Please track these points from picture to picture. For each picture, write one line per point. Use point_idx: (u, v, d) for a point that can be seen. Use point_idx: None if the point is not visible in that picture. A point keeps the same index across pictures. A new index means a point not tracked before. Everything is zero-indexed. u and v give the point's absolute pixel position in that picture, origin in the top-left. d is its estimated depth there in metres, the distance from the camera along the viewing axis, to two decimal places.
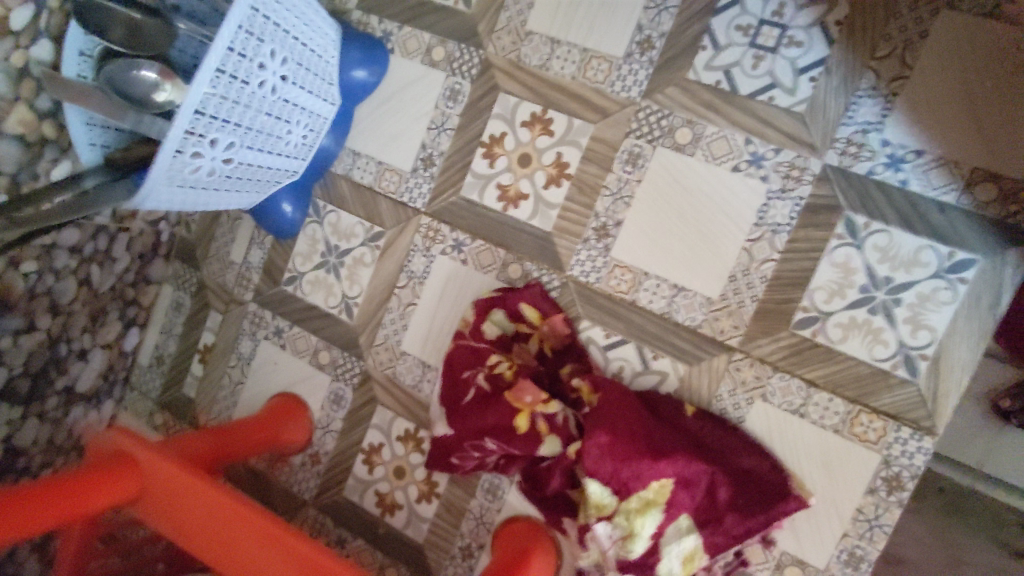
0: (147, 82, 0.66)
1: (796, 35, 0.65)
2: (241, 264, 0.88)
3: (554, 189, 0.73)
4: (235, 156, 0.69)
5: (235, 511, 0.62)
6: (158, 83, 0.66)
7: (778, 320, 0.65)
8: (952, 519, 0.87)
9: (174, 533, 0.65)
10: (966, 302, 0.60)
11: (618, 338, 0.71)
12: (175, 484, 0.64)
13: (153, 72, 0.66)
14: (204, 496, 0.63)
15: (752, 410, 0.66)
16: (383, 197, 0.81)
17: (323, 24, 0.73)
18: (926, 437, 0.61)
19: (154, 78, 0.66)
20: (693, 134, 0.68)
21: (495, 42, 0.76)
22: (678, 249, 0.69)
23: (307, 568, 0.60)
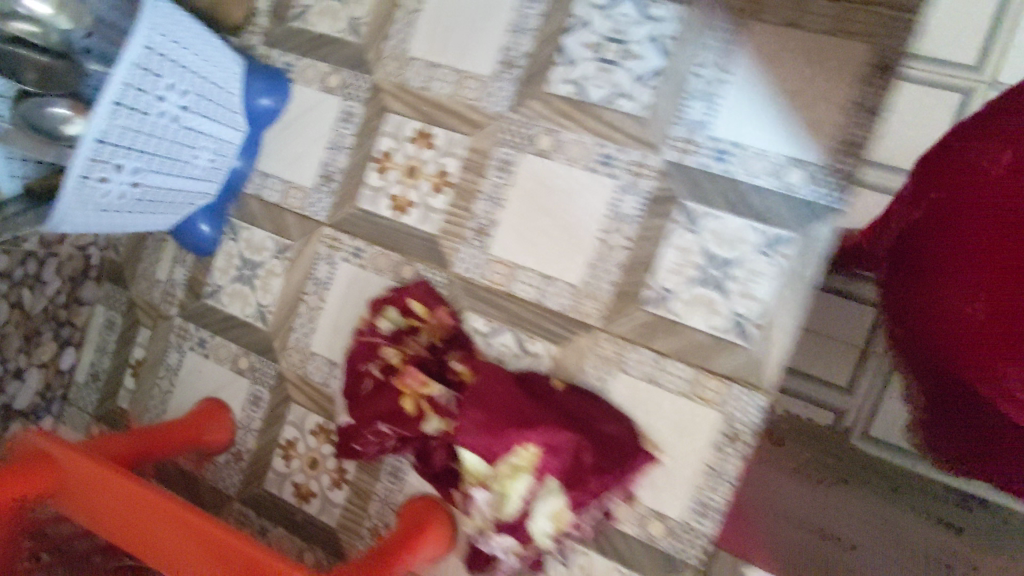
0: (59, 117, 0.73)
1: (635, 48, 0.73)
2: (166, 282, 0.95)
3: (437, 197, 0.81)
4: (143, 180, 0.76)
5: (147, 502, 0.69)
6: (68, 118, 0.73)
7: (631, 301, 0.73)
8: (861, 489, 0.75)
9: (89, 524, 0.71)
10: (785, 273, 0.68)
11: (498, 325, 0.79)
12: (91, 479, 0.71)
13: (63, 108, 0.73)
14: (118, 488, 0.70)
15: (615, 381, 0.74)
16: (290, 212, 0.88)
17: (224, 58, 0.81)
18: (757, 395, 0.69)
19: (64, 113, 0.73)
20: (553, 141, 0.76)
21: (383, 68, 0.84)
22: (544, 243, 0.77)
23: (209, 546, 0.67)
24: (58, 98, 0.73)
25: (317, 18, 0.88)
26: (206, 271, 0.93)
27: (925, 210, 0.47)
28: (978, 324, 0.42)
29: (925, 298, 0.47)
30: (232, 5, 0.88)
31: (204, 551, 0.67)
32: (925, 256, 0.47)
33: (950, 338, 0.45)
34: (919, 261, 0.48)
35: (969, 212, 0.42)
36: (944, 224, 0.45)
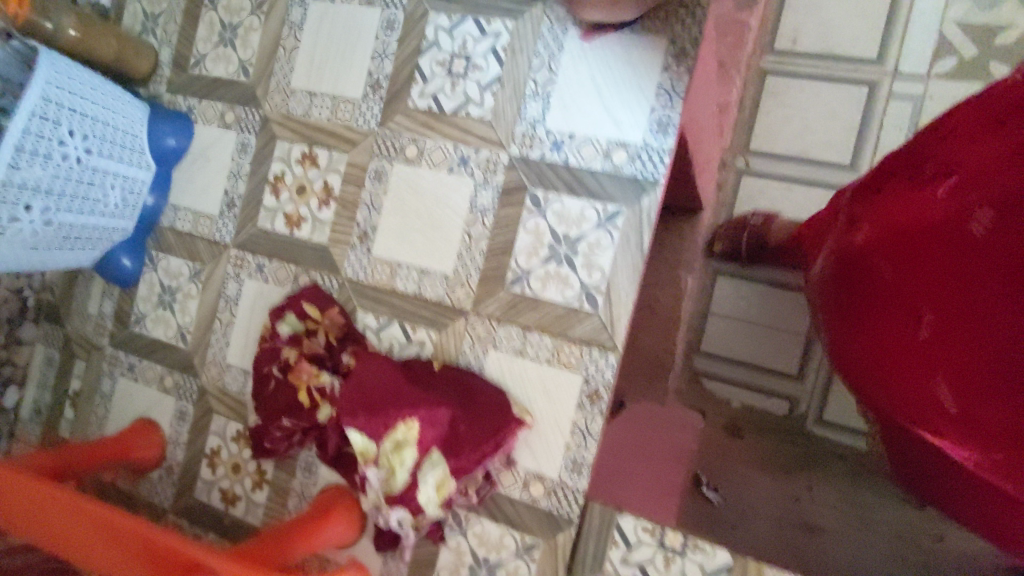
0: None
1: (477, 62, 0.83)
2: (97, 315, 1.03)
3: (325, 209, 0.90)
4: (54, 218, 0.85)
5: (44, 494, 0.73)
6: None
7: (496, 283, 0.81)
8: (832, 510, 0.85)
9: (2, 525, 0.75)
10: (621, 243, 0.77)
11: (386, 319, 0.86)
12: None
13: None
14: (20, 487, 0.74)
15: (489, 358, 0.81)
16: (200, 238, 0.97)
17: (127, 106, 0.93)
18: (610, 353, 0.76)
19: None
20: (417, 150, 0.86)
21: (270, 101, 0.94)
22: (419, 240, 0.85)
23: (98, 525, 0.70)
24: None
25: (212, 64, 0.98)
26: (132, 301, 1.01)
27: (864, 241, 0.64)
28: (918, 341, 0.58)
29: (870, 316, 0.64)
30: (135, 59, 0.98)
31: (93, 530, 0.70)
32: (863, 276, 0.64)
33: (882, 353, 0.63)
34: (864, 281, 0.64)
35: (920, 236, 0.57)
36: (887, 252, 0.60)
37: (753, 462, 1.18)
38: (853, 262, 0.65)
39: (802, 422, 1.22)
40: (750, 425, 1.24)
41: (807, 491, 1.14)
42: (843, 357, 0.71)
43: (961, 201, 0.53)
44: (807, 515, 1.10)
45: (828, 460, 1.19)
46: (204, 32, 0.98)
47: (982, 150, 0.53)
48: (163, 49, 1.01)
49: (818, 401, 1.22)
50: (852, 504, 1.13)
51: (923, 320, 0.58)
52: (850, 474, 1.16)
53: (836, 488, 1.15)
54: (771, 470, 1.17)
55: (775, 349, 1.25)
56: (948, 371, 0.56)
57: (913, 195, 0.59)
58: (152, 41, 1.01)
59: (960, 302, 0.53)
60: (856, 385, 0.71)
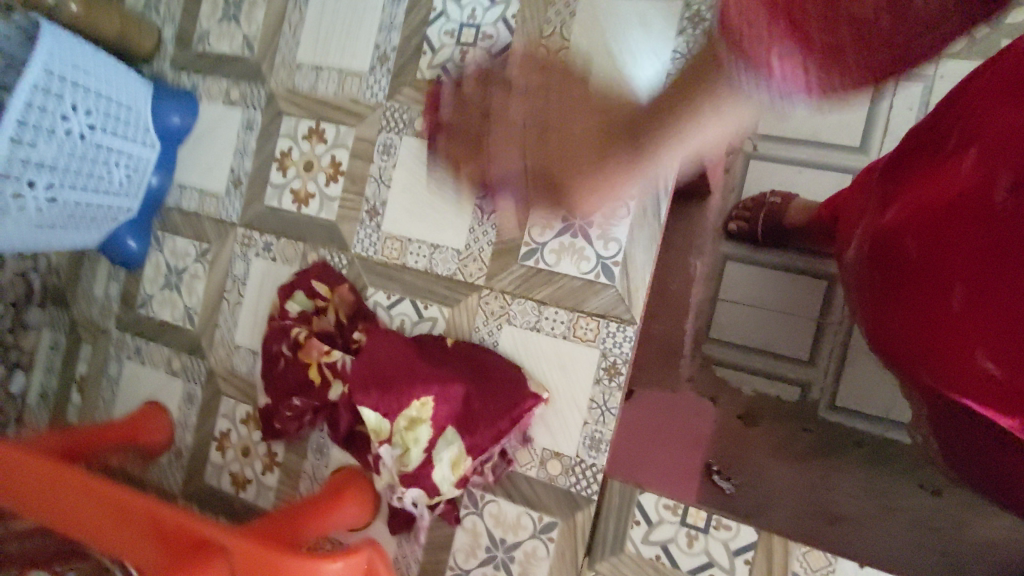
0: None
1: (487, 31, 0.82)
2: (103, 298, 1.02)
3: (333, 185, 0.88)
4: (60, 196, 0.83)
5: (53, 471, 0.71)
6: None
7: (509, 256, 0.79)
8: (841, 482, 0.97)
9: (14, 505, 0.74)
10: (637, 213, 0.75)
11: (397, 296, 0.84)
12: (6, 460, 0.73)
13: None
14: (29, 465, 0.72)
15: (503, 334, 0.79)
16: (206, 218, 0.95)
17: (130, 83, 0.91)
18: (628, 326, 0.74)
19: None
20: (427, 122, 0.84)
21: (275, 77, 0.92)
22: (429, 215, 0.83)
23: (109, 503, 0.68)
24: None
25: (216, 40, 0.96)
26: (138, 282, 0.99)
27: (894, 221, 0.56)
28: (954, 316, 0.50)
29: (904, 298, 0.56)
30: (140, 36, 0.96)
31: (104, 509, 0.68)
32: (890, 256, 0.57)
33: (916, 335, 0.56)
34: (893, 262, 0.57)
35: (940, 212, 0.49)
36: (911, 231, 0.53)
37: (764, 447, 1.00)
38: (884, 246, 0.57)
39: (814, 407, 1.08)
40: (770, 413, 1.07)
41: (825, 484, 0.96)
42: (887, 348, 0.63)
43: (983, 171, 0.46)
44: (828, 505, 0.94)
45: (849, 450, 1.02)
46: (207, 8, 0.97)
47: (1002, 116, 0.46)
48: (167, 27, 0.99)
49: (832, 388, 1.08)
50: (873, 489, 0.95)
51: (954, 295, 0.50)
52: (873, 462, 1.00)
53: (859, 483, 0.96)
54: (781, 454, 1.00)
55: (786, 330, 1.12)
56: (987, 344, 0.47)
57: (941, 170, 0.51)
58: (156, 19, 1.00)
59: (999, 272, 0.45)
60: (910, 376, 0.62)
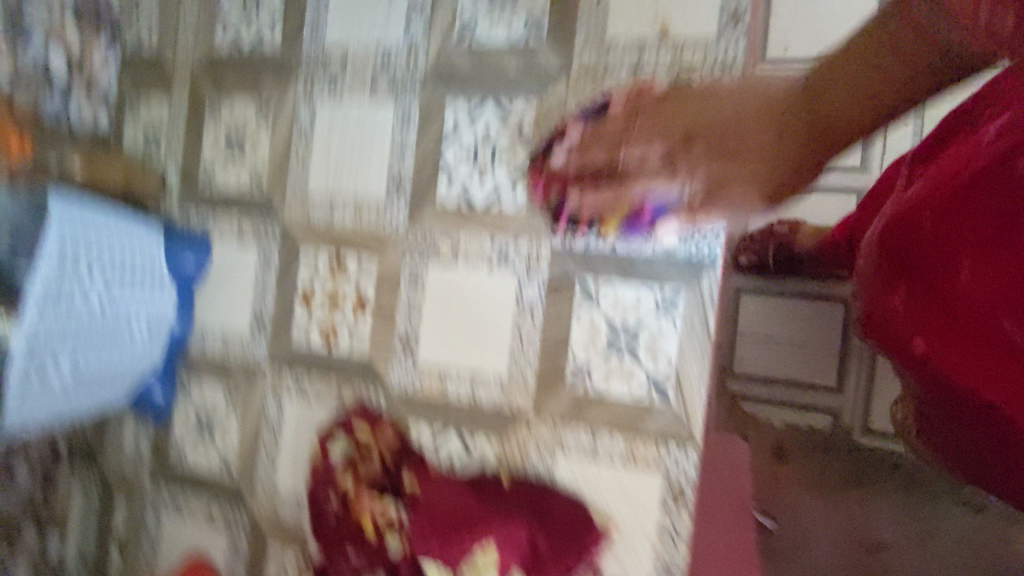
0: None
1: (503, 150, 0.80)
2: (134, 450, 0.99)
3: (361, 320, 0.86)
4: (85, 368, 0.81)
5: None
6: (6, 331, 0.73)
7: (556, 383, 0.76)
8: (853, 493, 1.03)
9: None
10: (685, 328, 0.72)
11: (441, 431, 0.81)
12: None
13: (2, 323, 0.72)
14: None
15: (558, 464, 0.77)
16: (232, 361, 0.93)
17: (142, 235, 0.88)
18: (690, 449, 0.71)
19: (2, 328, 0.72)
20: (452, 248, 0.82)
21: (288, 212, 0.90)
22: (465, 343, 0.81)
23: None
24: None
25: (224, 176, 0.94)
26: (168, 431, 0.97)
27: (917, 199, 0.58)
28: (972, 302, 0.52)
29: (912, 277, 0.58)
30: (145, 179, 0.96)
31: None
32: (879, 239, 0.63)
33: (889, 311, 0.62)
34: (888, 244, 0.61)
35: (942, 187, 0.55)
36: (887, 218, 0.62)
37: (810, 486, 1.04)
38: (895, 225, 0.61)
39: (849, 436, 1.06)
40: (797, 448, 1.07)
41: (864, 512, 1.02)
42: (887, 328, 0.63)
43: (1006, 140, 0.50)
44: (858, 530, 1.02)
45: (885, 479, 1.03)
46: (210, 144, 0.95)
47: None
48: (170, 166, 0.98)
49: (862, 415, 1.06)
50: (917, 518, 1.00)
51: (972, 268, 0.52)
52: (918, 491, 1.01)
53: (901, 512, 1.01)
54: (829, 496, 1.04)
55: (810, 364, 1.08)
56: (967, 325, 0.53)
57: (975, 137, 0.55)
58: (158, 159, 0.98)
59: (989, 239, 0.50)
60: (902, 362, 0.64)
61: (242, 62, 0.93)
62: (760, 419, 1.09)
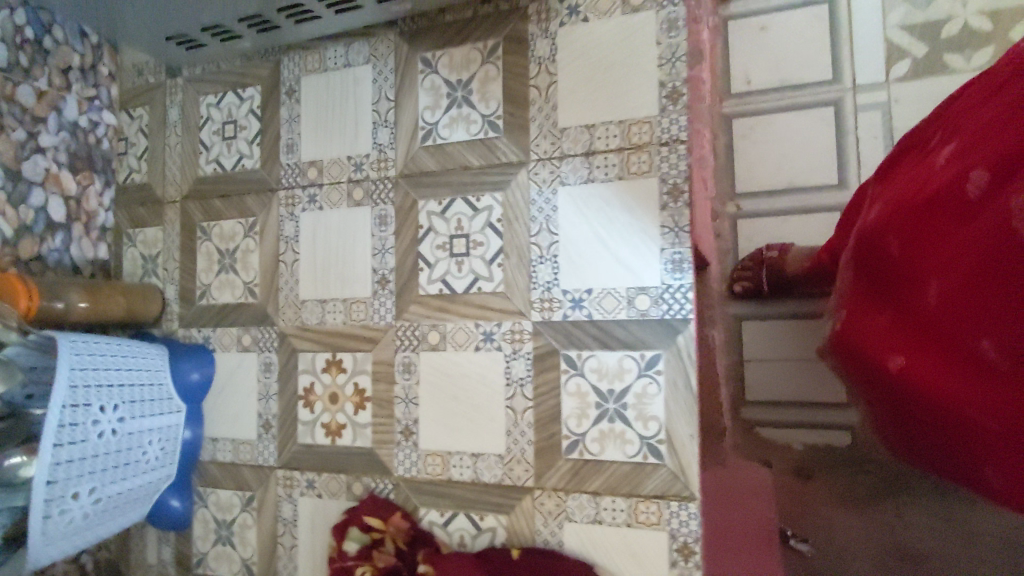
0: (15, 465, 0.74)
1: (476, 237, 0.85)
2: (158, 564, 1.02)
3: (362, 412, 0.89)
4: (101, 494, 0.84)
5: None
6: (24, 462, 0.75)
7: (553, 453, 0.79)
8: (879, 504, 1.07)
9: None
10: (668, 387, 0.75)
11: (450, 512, 0.84)
12: None
13: (19, 455, 0.75)
14: None
15: (566, 533, 0.78)
16: (244, 466, 0.96)
17: (148, 359, 0.93)
18: (690, 504, 0.73)
19: (20, 459, 0.74)
20: (440, 333, 0.86)
21: (283, 317, 0.95)
22: (462, 424, 0.84)
23: None
24: (10, 448, 0.74)
25: (219, 291, 1.00)
26: (189, 541, 1.00)
27: (884, 222, 0.73)
28: (931, 308, 0.66)
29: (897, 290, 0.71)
30: (146, 306, 1.00)
31: None
32: (867, 258, 0.76)
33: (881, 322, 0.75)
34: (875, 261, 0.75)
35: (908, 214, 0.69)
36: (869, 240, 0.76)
37: (839, 501, 1.08)
38: (870, 246, 0.76)
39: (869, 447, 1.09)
40: (819, 464, 1.11)
41: (898, 520, 1.06)
42: (869, 336, 0.77)
43: (956, 169, 0.64)
44: (891, 538, 1.06)
45: (910, 484, 1.06)
46: (203, 261, 1.01)
47: (976, 123, 0.64)
48: (168, 287, 1.04)
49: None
50: (948, 519, 1.05)
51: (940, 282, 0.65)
52: (942, 490, 1.05)
53: (929, 513, 1.05)
54: (858, 506, 1.08)
55: (817, 381, 1.11)
56: (943, 329, 0.65)
57: (924, 168, 0.70)
58: (156, 282, 1.05)
59: (935, 253, 0.65)
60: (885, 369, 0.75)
61: (229, 184, 1.00)
62: (777, 442, 1.12)
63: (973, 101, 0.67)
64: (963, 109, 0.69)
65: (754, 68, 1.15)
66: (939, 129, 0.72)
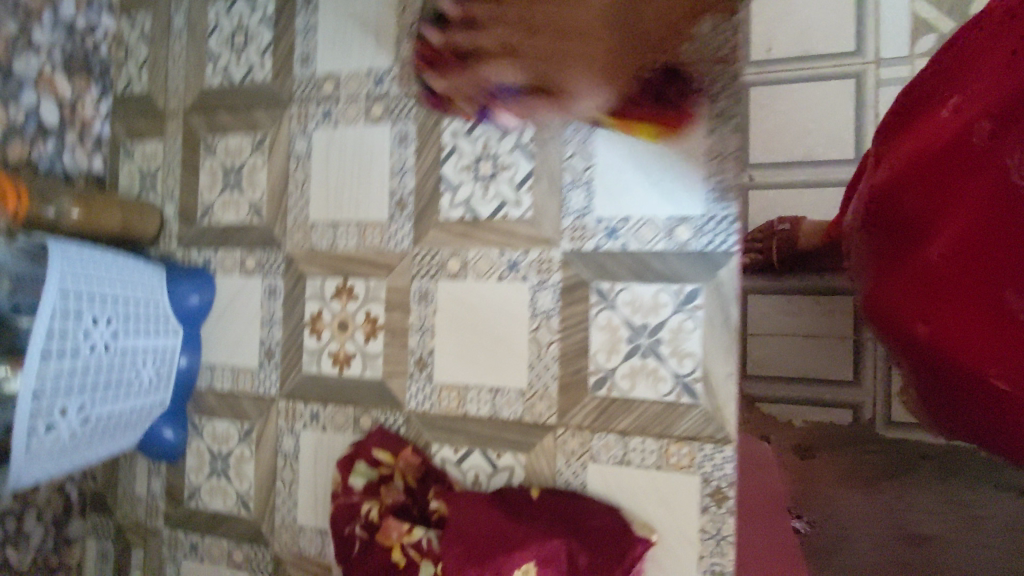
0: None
1: (505, 159, 0.79)
2: (147, 496, 0.96)
3: (373, 341, 0.84)
4: (91, 413, 0.79)
5: None
6: (9, 374, 0.70)
7: (578, 389, 0.75)
8: (889, 485, 1.15)
9: None
10: (708, 324, 0.70)
11: (465, 449, 0.79)
12: None
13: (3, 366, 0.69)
14: None
15: (589, 473, 0.74)
16: (244, 395, 0.91)
17: (144, 277, 0.87)
18: (725, 447, 0.69)
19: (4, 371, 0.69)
20: (460, 261, 0.80)
21: (290, 239, 0.89)
22: (482, 357, 0.79)
23: None
24: None
25: (223, 210, 0.93)
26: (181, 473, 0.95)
27: (894, 174, 0.67)
28: (933, 265, 0.62)
29: (903, 249, 0.67)
30: (143, 223, 0.94)
31: None
32: (888, 210, 0.69)
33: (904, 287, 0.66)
34: (888, 213, 0.69)
35: (919, 164, 0.63)
36: (909, 180, 0.64)
37: (855, 485, 1.17)
38: (890, 201, 0.68)
39: (875, 428, 1.18)
40: (826, 443, 1.20)
41: (902, 503, 1.14)
42: (889, 305, 0.70)
43: (962, 118, 0.58)
44: (908, 526, 1.14)
45: (918, 465, 1.15)
46: (206, 178, 0.95)
47: (974, 74, 0.58)
48: (167, 205, 0.97)
49: (885, 407, 1.18)
50: (951, 504, 1.12)
51: (938, 241, 0.62)
52: (946, 472, 1.14)
53: (936, 495, 1.13)
54: (873, 487, 1.16)
55: (821, 356, 1.21)
56: (938, 305, 0.63)
57: (927, 119, 0.64)
58: (154, 199, 0.98)
59: (954, 200, 0.59)
60: (900, 341, 0.71)
61: (236, 97, 0.93)
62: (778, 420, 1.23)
63: (962, 48, 0.61)
64: (959, 46, 0.62)
65: (779, 39, 1.23)
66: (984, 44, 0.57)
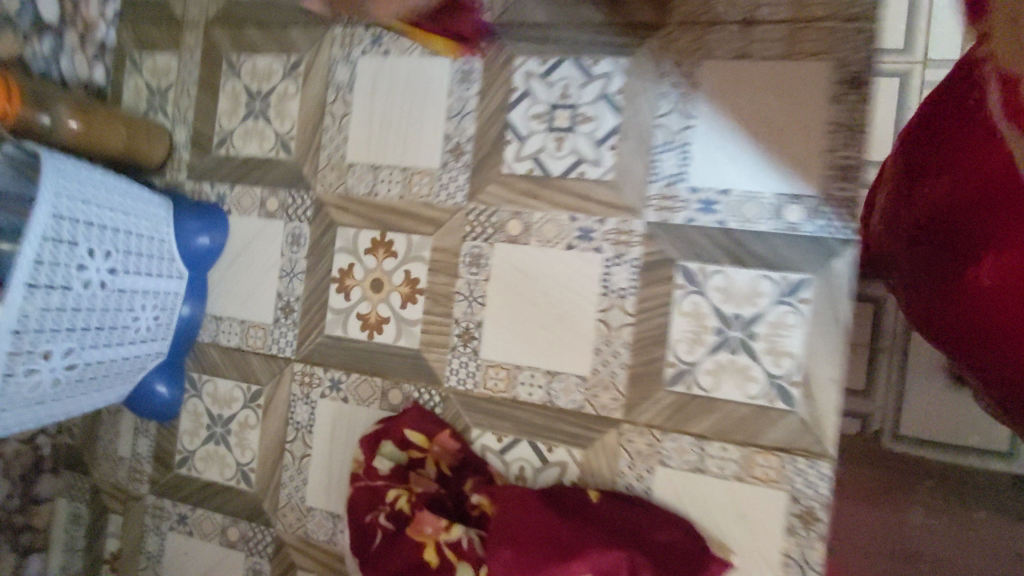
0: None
1: (586, 110, 0.68)
2: (131, 458, 0.85)
3: (411, 306, 0.73)
4: (80, 359, 0.67)
5: None
6: None
7: (652, 383, 0.65)
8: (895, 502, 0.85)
9: None
10: (814, 320, 0.61)
11: (510, 438, 0.70)
12: None
13: None
14: None
15: (656, 477, 0.65)
16: (253, 354, 0.80)
17: (149, 208, 0.75)
18: (821, 463, 0.60)
19: None
20: (522, 224, 0.69)
21: (322, 181, 0.77)
22: (539, 336, 0.69)
23: None
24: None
25: (243, 141, 0.81)
26: (173, 435, 0.84)
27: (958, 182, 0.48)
28: (1002, 301, 0.46)
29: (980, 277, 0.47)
30: (149, 148, 0.82)
31: None
32: (942, 225, 0.50)
33: (974, 319, 0.49)
34: (953, 228, 0.49)
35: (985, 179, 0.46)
36: (973, 192, 0.47)
37: (846, 490, 0.87)
38: (938, 217, 0.51)
39: (876, 441, 0.87)
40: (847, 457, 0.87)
41: (901, 528, 0.84)
42: (966, 338, 0.51)
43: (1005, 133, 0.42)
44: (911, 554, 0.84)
45: (917, 483, 0.85)
46: (226, 101, 0.82)
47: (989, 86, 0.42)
48: (177, 129, 0.85)
49: (893, 420, 0.86)
50: (956, 528, 0.83)
51: (986, 275, 0.46)
52: (957, 495, 0.84)
53: (939, 519, 0.84)
54: (870, 498, 0.86)
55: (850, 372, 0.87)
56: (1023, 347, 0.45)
57: (965, 132, 0.49)
58: (162, 121, 0.85)
59: None
60: (996, 386, 0.50)
61: (268, 10, 0.80)
62: None
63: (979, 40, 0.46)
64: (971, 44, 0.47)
65: None
66: (984, 47, 0.43)
